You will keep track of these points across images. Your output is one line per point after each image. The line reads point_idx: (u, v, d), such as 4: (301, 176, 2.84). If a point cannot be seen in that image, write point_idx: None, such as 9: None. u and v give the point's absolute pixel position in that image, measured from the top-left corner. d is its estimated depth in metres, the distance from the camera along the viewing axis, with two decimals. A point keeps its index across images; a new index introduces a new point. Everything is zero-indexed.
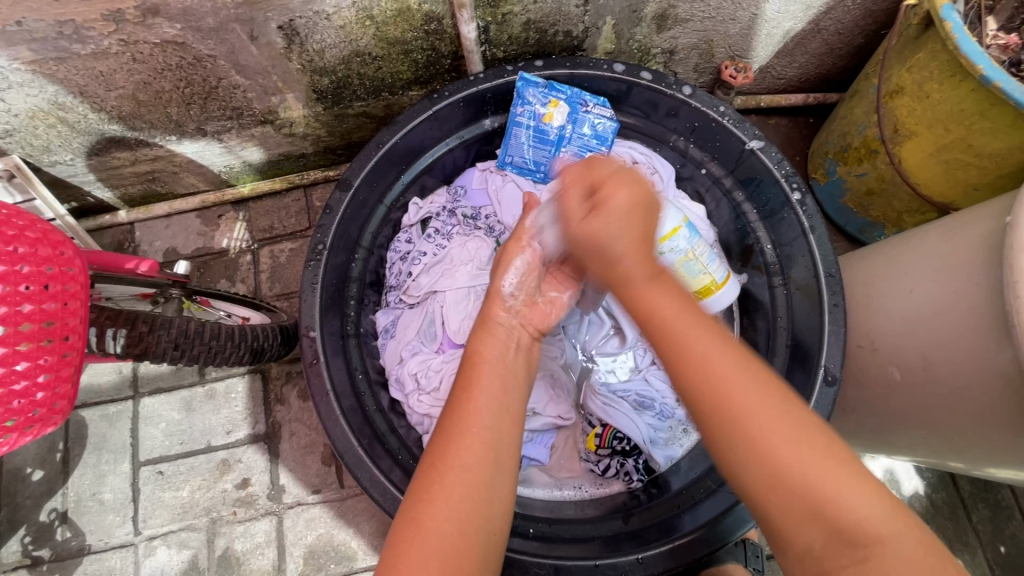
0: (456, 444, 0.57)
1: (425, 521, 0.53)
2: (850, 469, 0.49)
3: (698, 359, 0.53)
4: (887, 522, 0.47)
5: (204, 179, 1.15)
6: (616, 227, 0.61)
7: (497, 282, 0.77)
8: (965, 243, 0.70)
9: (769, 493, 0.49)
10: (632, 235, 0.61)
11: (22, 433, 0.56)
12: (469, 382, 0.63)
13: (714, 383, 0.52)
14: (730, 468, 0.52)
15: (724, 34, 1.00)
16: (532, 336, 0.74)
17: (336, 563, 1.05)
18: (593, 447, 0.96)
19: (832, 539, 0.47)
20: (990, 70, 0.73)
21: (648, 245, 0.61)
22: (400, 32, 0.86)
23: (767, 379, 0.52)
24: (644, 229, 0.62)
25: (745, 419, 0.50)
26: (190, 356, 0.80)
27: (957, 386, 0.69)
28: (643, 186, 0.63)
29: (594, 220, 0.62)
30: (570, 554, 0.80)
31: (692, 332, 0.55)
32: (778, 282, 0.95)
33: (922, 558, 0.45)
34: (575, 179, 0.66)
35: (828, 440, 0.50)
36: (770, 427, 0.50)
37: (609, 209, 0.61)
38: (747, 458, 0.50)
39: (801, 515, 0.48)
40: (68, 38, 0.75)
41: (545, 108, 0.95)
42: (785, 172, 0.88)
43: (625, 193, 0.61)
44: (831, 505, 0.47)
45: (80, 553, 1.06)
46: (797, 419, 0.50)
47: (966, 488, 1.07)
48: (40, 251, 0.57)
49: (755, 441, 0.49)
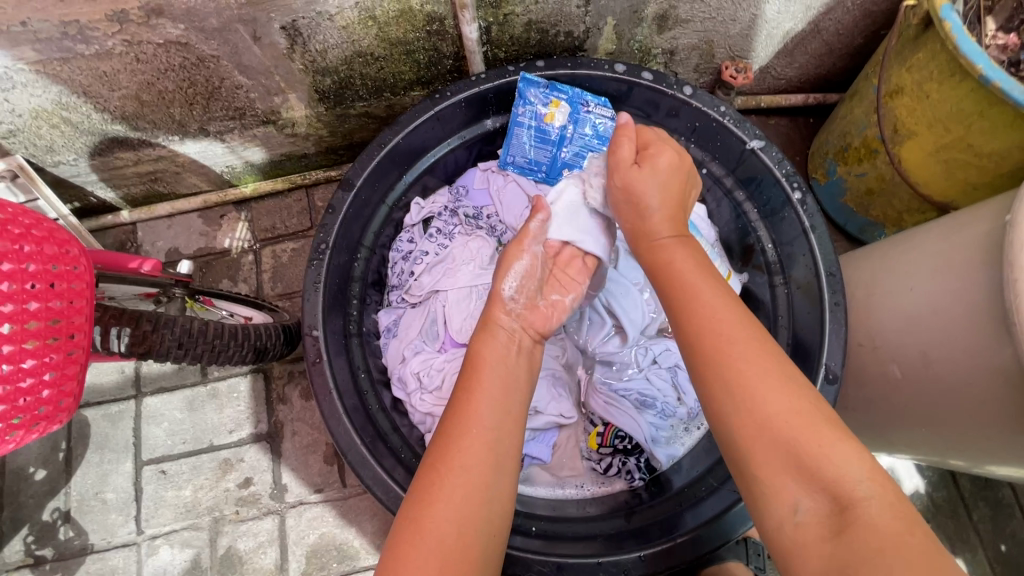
0: (457, 445, 0.57)
1: (426, 521, 0.53)
2: (832, 431, 0.49)
3: (700, 305, 0.58)
4: (868, 485, 0.46)
5: (206, 179, 1.15)
6: (654, 181, 0.70)
7: (498, 284, 0.76)
8: (964, 243, 0.71)
9: (753, 445, 0.50)
10: (667, 196, 0.70)
11: (28, 431, 0.57)
12: (469, 384, 0.63)
13: (713, 326, 0.55)
14: (717, 418, 0.53)
15: (724, 34, 1.00)
16: (533, 340, 0.74)
17: (339, 562, 1.05)
18: (595, 447, 0.96)
19: (814, 497, 0.47)
20: (989, 69, 0.74)
21: (677, 210, 0.70)
22: (402, 32, 0.86)
23: (762, 337, 0.55)
24: (676, 195, 0.71)
25: (733, 364, 0.53)
26: (194, 355, 0.80)
27: (956, 385, 0.70)
28: (683, 158, 0.73)
29: (638, 172, 0.70)
30: (572, 552, 0.80)
31: (700, 282, 0.60)
32: (778, 281, 0.95)
33: (896, 522, 0.43)
34: (629, 134, 0.74)
35: (812, 400, 0.51)
36: (758, 376, 0.52)
37: (655, 163, 0.70)
38: (731, 404, 0.51)
39: (781, 466, 0.48)
40: (73, 38, 0.76)
41: (547, 108, 0.96)
42: (785, 171, 0.89)
43: (669, 157, 0.72)
44: (811, 459, 0.47)
45: (83, 552, 1.06)
46: (785, 375, 0.52)
47: (967, 486, 1.07)
48: (46, 250, 0.57)
49: (739, 385, 0.51)
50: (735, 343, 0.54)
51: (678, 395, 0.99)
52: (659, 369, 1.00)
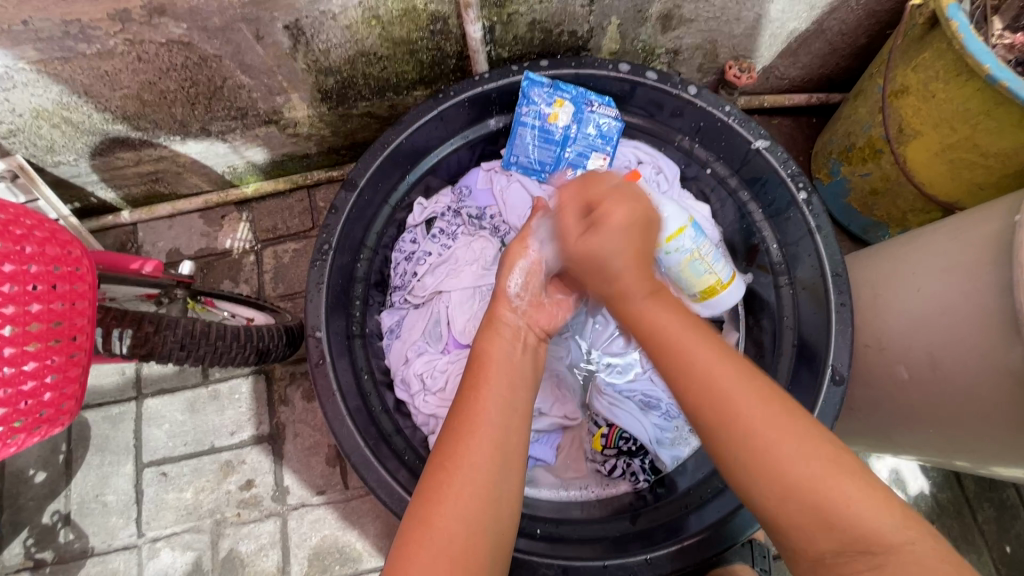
0: (465, 444, 0.57)
1: (434, 519, 0.53)
2: (853, 475, 0.50)
3: (696, 372, 0.56)
4: (897, 528, 0.48)
5: (207, 179, 1.15)
6: (611, 242, 0.66)
7: (503, 282, 0.75)
8: (972, 243, 0.70)
9: (778, 506, 0.50)
10: (630, 248, 0.66)
11: (30, 434, 0.56)
12: (477, 381, 0.63)
13: (714, 396, 0.54)
14: (739, 484, 0.53)
15: (728, 34, 1.00)
16: (538, 337, 0.74)
17: (341, 565, 1.04)
18: (599, 448, 0.95)
19: (843, 547, 0.48)
20: (996, 69, 0.73)
21: (643, 257, 0.67)
22: (406, 32, 0.86)
23: (771, 393, 0.54)
24: (640, 245, 0.67)
25: (750, 435, 0.52)
26: (196, 357, 0.80)
27: (963, 385, 0.69)
28: (641, 204, 0.69)
29: (593, 235, 0.67)
30: (577, 555, 0.80)
31: (691, 345, 0.57)
32: (784, 282, 0.94)
33: (941, 562, 0.46)
34: (574, 198, 0.72)
35: (831, 447, 0.51)
36: (769, 434, 0.51)
37: (608, 221, 0.67)
38: (749, 466, 0.51)
39: (807, 524, 0.49)
40: (74, 37, 0.75)
41: (550, 108, 0.95)
42: (791, 171, 0.88)
43: (623, 210, 0.67)
44: (837, 513, 0.48)
45: (83, 555, 1.05)
46: (799, 427, 0.52)
47: (971, 487, 1.07)
48: (49, 251, 0.57)
49: (757, 453, 0.51)
50: (746, 411, 0.52)
51: None
52: None
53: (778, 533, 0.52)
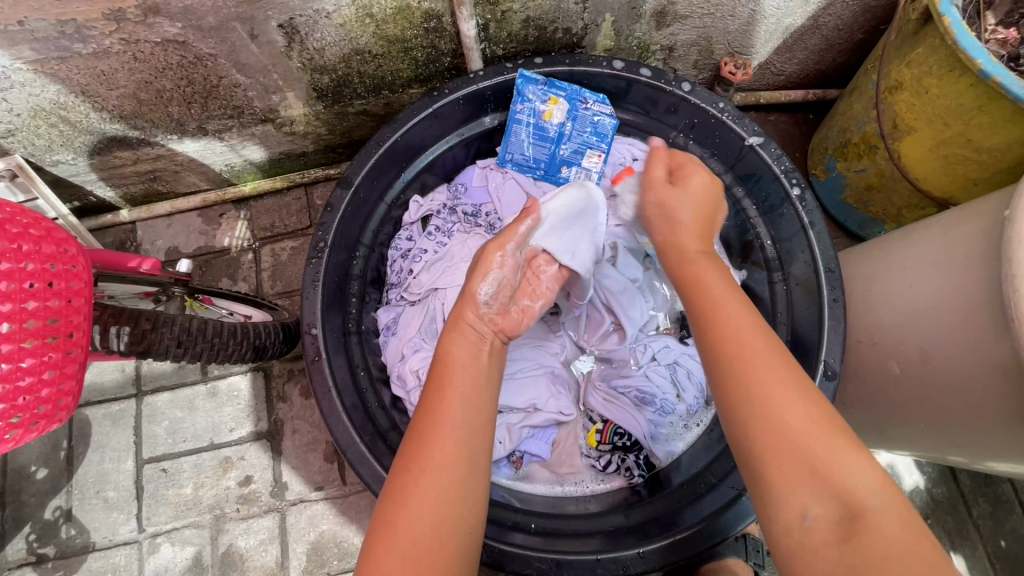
0: (429, 446, 0.57)
1: (399, 522, 0.54)
2: (844, 439, 0.49)
3: (727, 325, 0.57)
4: (879, 497, 0.46)
5: (206, 178, 1.15)
6: (685, 198, 0.75)
7: (472, 286, 0.74)
8: (962, 239, 0.70)
9: (766, 456, 0.49)
10: (699, 211, 0.74)
11: (27, 430, 0.57)
12: (439, 384, 0.63)
13: (738, 343, 0.55)
14: (734, 431, 0.52)
15: (723, 30, 1.00)
16: (502, 343, 0.73)
17: (339, 559, 1.05)
18: (594, 444, 0.97)
19: (824, 501, 0.46)
20: (988, 64, 0.73)
21: (705, 225, 0.74)
22: (400, 30, 0.86)
23: (779, 351, 0.55)
24: (707, 211, 0.75)
25: (754, 386, 0.52)
26: (193, 353, 0.80)
27: (955, 380, 0.69)
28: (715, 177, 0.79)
29: (673, 190, 0.76)
30: (571, 549, 0.80)
31: (723, 296, 0.60)
32: (778, 278, 0.95)
33: (908, 535, 0.43)
34: (662, 157, 0.80)
35: (828, 411, 0.51)
36: (774, 383, 0.52)
37: (687, 182, 0.77)
38: (751, 414, 0.51)
39: (798, 479, 0.47)
40: (70, 37, 0.76)
41: (545, 105, 0.96)
42: (784, 167, 0.89)
43: (701, 176, 0.77)
44: (824, 468, 0.47)
45: (84, 550, 1.06)
46: (804, 389, 0.52)
47: (966, 482, 1.07)
48: (44, 249, 0.58)
49: (764, 401, 0.51)
50: (756, 360, 0.53)
51: (677, 392, 0.98)
52: (658, 366, 0.99)
53: (761, 496, 0.50)
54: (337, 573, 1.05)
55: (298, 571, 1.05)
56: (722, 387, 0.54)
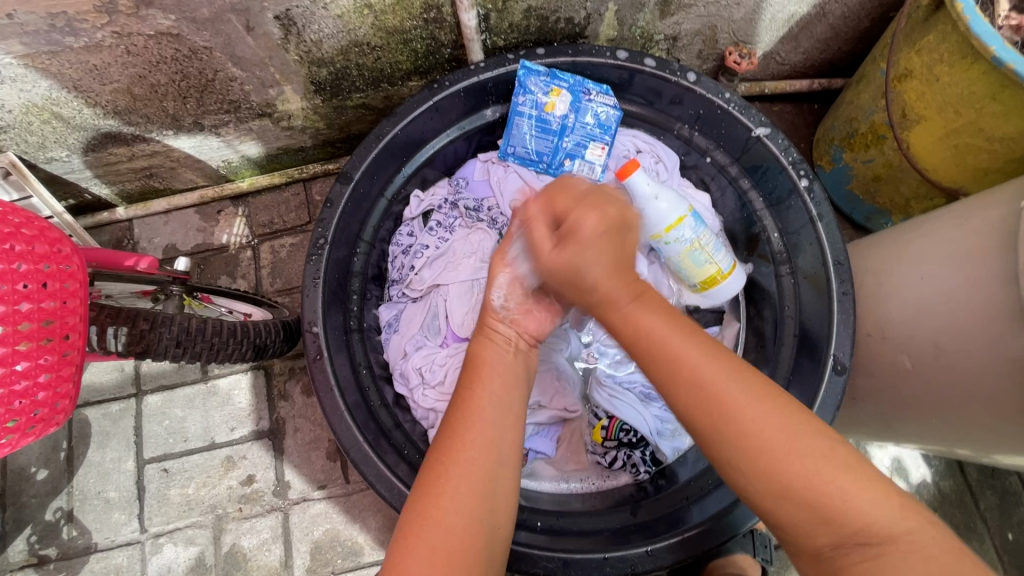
0: (463, 440, 0.57)
1: (432, 512, 0.53)
2: (845, 465, 0.47)
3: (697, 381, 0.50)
4: (896, 516, 0.45)
5: (203, 174, 1.14)
6: (587, 256, 0.57)
7: (487, 296, 0.71)
8: (976, 230, 0.69)
9: (776, 504, 0.48)
10: (609, 262, 0.57)
11: (24, 434, 0.56)
12: (472, 382, 0.63)
13: (709, 399, 0.50)
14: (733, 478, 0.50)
15: (728, 19, 0.98)
16: (529, 344, 0.72)
17: (343, 558, 1.04)
18: (599, 440, 0.95)
19: (841, 537, 0.45)
20: (1002, 51, 0.72)
21: (625, 267, 0.57)
22: (399, 20, 0.84)
23: (756, 383, 0.50)
24: (619, 253, 0.58)
25: (743, 435, 0.48)
26: (192, 353, 0.79)
27: (968, 374, 0.68)
28: (615, 205, 0.59)
29: (563, 250, 0.58)
30: (578, 547, 0.79)
31: (679, 344, 0.52)
32: (785, 271, 0.94)
33: (943, 547, 0.43)
34: (540, 209, 0.61)
35: (825, 439, 0.48)
36: (764, 426, 0.48)
37: (576, 237, 0.57)
38: (746, 463, 0.48)
39: (806, 521, 0.46)
40: (61, 30, 0.74)
41: (548, 97, 0.94)
42: (791, 158, 0.87)
43: (594, 219, 0.57)
44: (836, 506, 0.45)
45: (86, 551, 1.06)
46: (794, 422, 0.49)
47: (973, 475, 1.06)
48: (37, 248, 0.56)
49: (771, 463, 0.47)
50: (735, 409, 0.49)
51: None
52: None
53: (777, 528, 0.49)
54: (341, 572, 1.04)
55: (302, 570, 1.04)
56: (713, 448, 0.50)
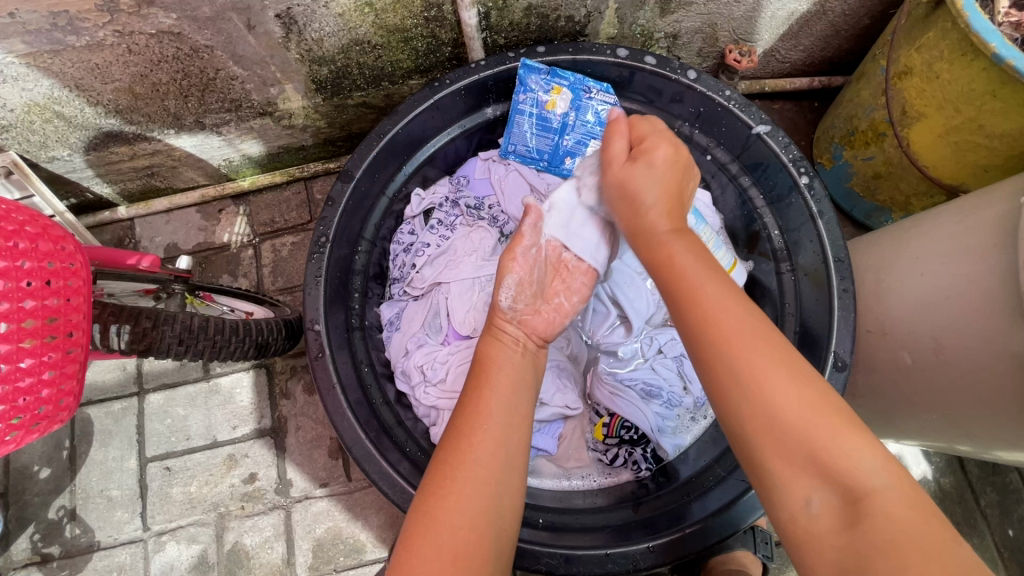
0: (470, 440, 0.57)
1: (439, 513, 0.53)
2: (838, 420, 0.47)
3: (709, 309, 0.53)
4: (882, 476, 0.45)
5: (204, 173, 1.14)
6: (651, 176, 0.66)
7: (494, 297, 0.75)
8: (975, 227, 0.70)
9: (763, 444, 0.48)
10: (667, 190, 0.66)
11: (28, 431, 0.56)
12: (478, 382, 0.64)
13: (720, 326, 0.51)
14: (725, 414, 0.50)
15: (729, 16, 0.98)
16: (538, 345, 0.73)
17: (346, 556, 1.05)
18: (601, 437, 0.96)
19: (826, 487, 0.45)
20: (1002, 47, 0.72)
21: (674, 203, 0.65)
22: (400, 18, 0.84)
23: (763, 326, 0.52)
24: (676, 187, 0.67)
25: (744, 363, 0.49)
26: (195, 351, 0.79)
27: (969, 371, 0.68)
28: (683, 148, 0.69)
29: (631, 167, 0.67)
30: (580, 543, 0.79)
31: (700, 275, 0.55)
32: (785, 268, 0.94)
33: (913, 511, 0.43)
34: (621, 131, 0.71)
35: (823, 391, 0.49)
36: (765, 363, 0.49)
37: (649, 158, 0.67)
38: (741, 396, 0.49)
39: (791, 464, 0.47)
40: (63, 29, 0.74)
41: (548, 95, 0.95)
42: (792, 156, 0.87)
43: (666, 149, 0.67)
44: (823, 454, 0.46)
45: (89, 549, 1.06)
46: (795, 368, 0.50)
47: (974, 471, 1.07)
48: (41, 246, 0.56)
49: (766, 399, 0.48)
50: (743, 338, 0.51)
51: (683, 384, 0.98)
52: (664, 359, 0.99)
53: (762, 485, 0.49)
54: (344, 570, 1.04)
55: (304, 568, 1.04)
56: (714, 380, 0.51)
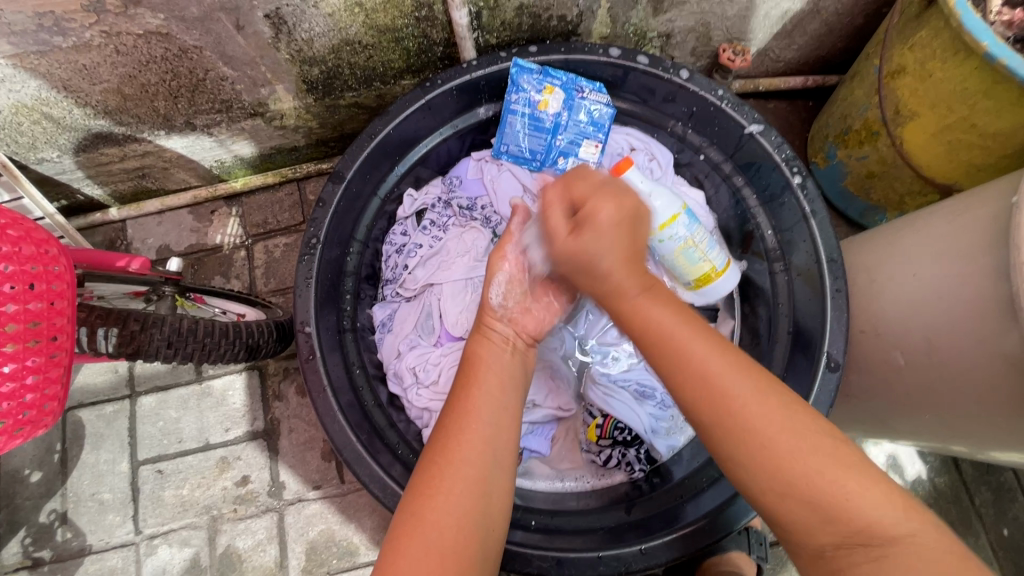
0: (458, 440, 0.57)
1: (426, 513, 0.52)
2: (854, 467, 0.48)
3: (704, 378, 0.52)
4: (903, 519, 0.46)
5: (196, 174, 1.13)
6: (602, 243, 0.60)
7: (484, 295, 0.73)
8: (969, 225, 0.69)
9: (778, 499, 0.49)
10: (623, 248, 0.60)
11: (12, 436, 0.56)
12: (467, 381, 0.63)
13: (717, 393, 0.51)
14: (737, 477, 0.51)
15: (722, 15, 0.98)
16: (527, 343, 0.72)
17: (339, 558, 1.04)
18: (594, 439, 0.95)
19: (843, 538, 0.46)
20: (994, 46, 0.72)
21: (637, 258, 0.61)
22: (390, 19, 0.84)
23: (763, 382, 0.52)
24: (631, 243, 0.61)
25: (743, 424, 0.50)
26: (184, 354, 0.79)
27: (960, 369, 0.68)
28: (629, 198, 0.63)
29: (579, 237, 0.61)
30: (573, 546, 0.79)
31: (687, 338, 0.54)
32: (779, 268, 0.93)
33: (941, 550, 0.44)
34: (559, 200, 0.65)
35: (832, 441, 0.49)
36: (769, 424, 0.49)
37: (595, 223, 0.60)
38: (750, 456, 0.49)
39: (810, 518, 0.47)
40: (49, 30, 0.74)
41: (540, 95, 0.94)
42: (784, 155, 0.87)
43: (612, 208, 0.61)
44: (839, 505, 0.46)
45: (81, 553, 1.05)
46: (797, 418, 0.50)
47: (969, 471, 1.06)
48: (24, 249, 0.56)
49: (776, 461, 0.48)
50: (744, 399, 0.51)
51: None
52: None
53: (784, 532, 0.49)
54: (337, 572, 1.04)
55: (297, 570, 1.04)
56: (720, 446, 0.51)
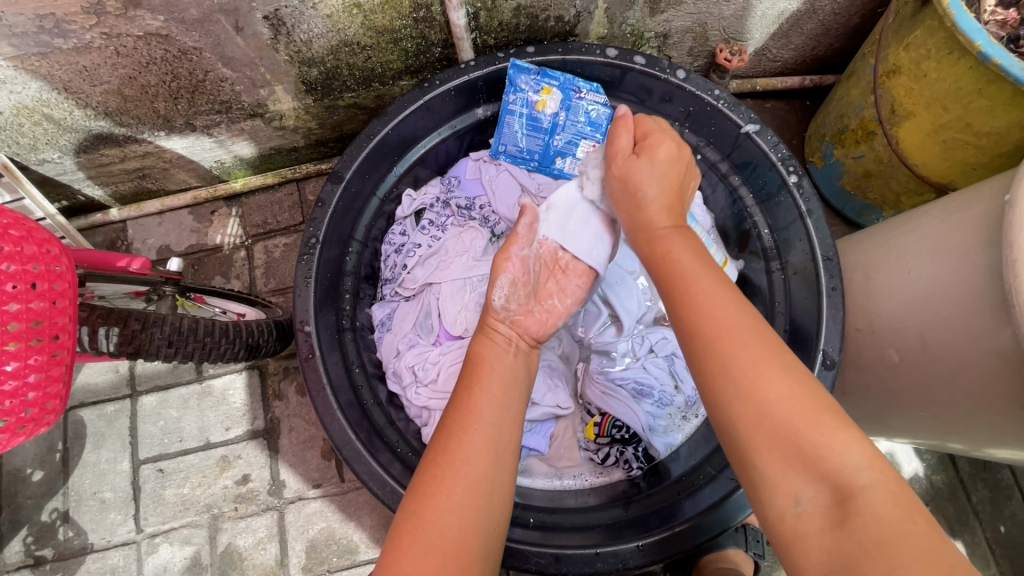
0: (460, 440, 0.57)
1: (428, 512, 0.53)
2: (830, 418, 0.47)
3: (703, 307, 0.54)
4: (867, 473, 0.44)
5: (196, 174, 1.14)
6: (654, 171, 0.68)
7: (488, 295, 0.75)
8: (962, 223, 0.70)
9: (750, 441, 0.48)
10: (667, 183, 0.69)
11: (14, 434, 0.56)
12: (469, 381, 0.64)
13: (712, 324, 0.53)
14: (715, 413, 0.51)
15: (718, 15, 0.98)
16: (529, 346, 0.74)
17: (339, 557, 1.05)
18: (592, 436, 0.96)
19: (818, 489, 0.45)
20: (988, 46, 0.72)
21: (674, 198, 0.68)
22: (388, 20, 0.85)
23: (756, 325, 0.53)
24: (675, 182, 0.70)
25: (729, 356, 0.51)
26: (185, 353, 0.79)
27: (956, 366, 0.68)
28: (683, 146, 0.71)
29: (638, 160, 0.69)
30: (571, 543, 0.79)
31: (699, 271, 0.58)
32: (776, 267, 0.94)
33: (896, 511, 0.42)
34: (628, 125, 0.73)
35: (812, 390, 0.49)
36: (753, 367, 0.50)
37: (654, 154, 0.69)
38: (732, 396, 0.49)
39: (781, 460, 0.47)
40: (49, 32, 0.74)
41: (538, 96, 0.94)
42: (780, 155, 0.87)
43: (670, 146, 0.69)
44: (812, 451, 0.46)
45: (83, 552, 1.06)
46: (782, 363, 0.50)
47: (966, 469, 1.07)
48: (25, 249, 0.56)
49: (754, 398, 0.48)
50: (737, 333, 0.52)
51: (674, 384, 0.99)
52: (655, 358, 1.00)
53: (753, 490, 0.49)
54: (337, 570, 1.04)
55: (298, 568, 1.04)
56: (704, 377, 0.52)
